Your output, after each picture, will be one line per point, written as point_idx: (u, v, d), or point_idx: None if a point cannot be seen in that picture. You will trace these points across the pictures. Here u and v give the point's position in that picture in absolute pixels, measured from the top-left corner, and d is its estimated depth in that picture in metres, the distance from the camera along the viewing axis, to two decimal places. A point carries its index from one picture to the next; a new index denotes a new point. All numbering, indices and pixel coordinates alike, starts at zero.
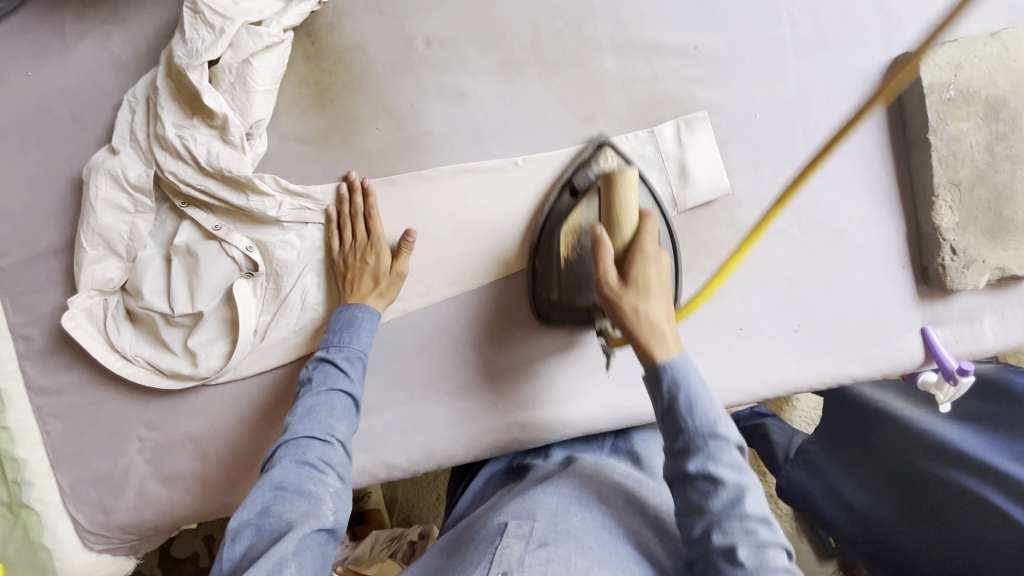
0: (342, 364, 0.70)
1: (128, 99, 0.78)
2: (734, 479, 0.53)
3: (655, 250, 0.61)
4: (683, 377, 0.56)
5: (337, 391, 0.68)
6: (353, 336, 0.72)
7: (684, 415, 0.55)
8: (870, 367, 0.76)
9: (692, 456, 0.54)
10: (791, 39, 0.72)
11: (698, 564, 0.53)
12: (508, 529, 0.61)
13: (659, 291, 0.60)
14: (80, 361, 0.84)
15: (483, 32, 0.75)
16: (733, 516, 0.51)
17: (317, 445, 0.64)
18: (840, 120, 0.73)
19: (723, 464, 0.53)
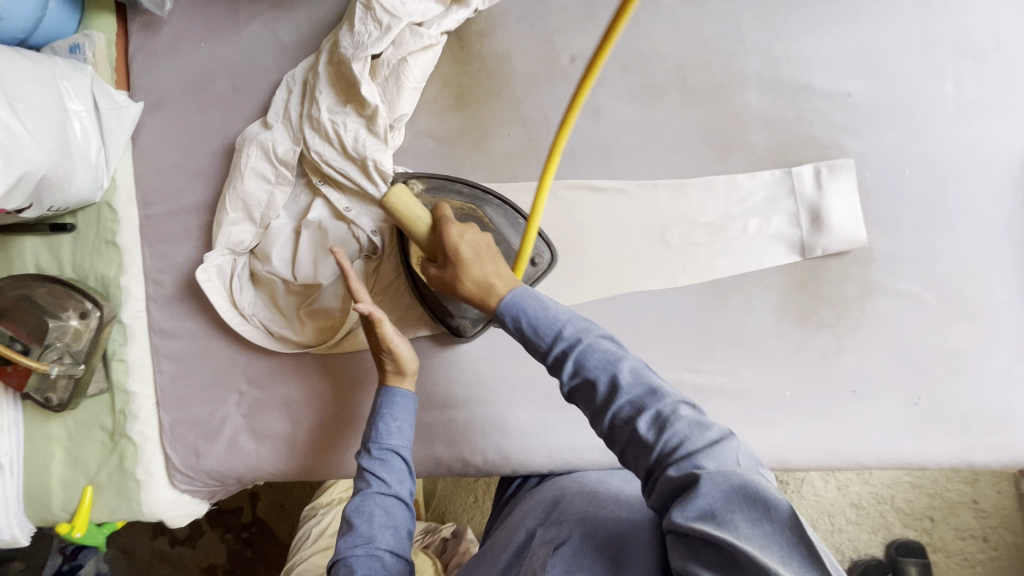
0: (374, 466, 0.70)
1: (287, 79, 0.84)
2: (603, 368, 0.54)
3: (460, 252, 0.65)
4: (520, 308, 0.60)
5: (373, 495, 0.69)
6: (376, 433, 0.72)
7: (534, 337, 0.58)
8: (992, 456, 0.71)
9: (564, 360, 0.56)
10: (954, 99, 0.69)
11: (648, 478, 0.51)
12: (537, 535, 0.63)
13: (477, 257, 0.65)
14: (200, 311, 0.91)
15: (629, 55, 0.76)
16: (626, 397, 0.53)
17: (365, 557, 0.65)
18: (998, 187, 0.69)
19: (593, 355, 0.55)
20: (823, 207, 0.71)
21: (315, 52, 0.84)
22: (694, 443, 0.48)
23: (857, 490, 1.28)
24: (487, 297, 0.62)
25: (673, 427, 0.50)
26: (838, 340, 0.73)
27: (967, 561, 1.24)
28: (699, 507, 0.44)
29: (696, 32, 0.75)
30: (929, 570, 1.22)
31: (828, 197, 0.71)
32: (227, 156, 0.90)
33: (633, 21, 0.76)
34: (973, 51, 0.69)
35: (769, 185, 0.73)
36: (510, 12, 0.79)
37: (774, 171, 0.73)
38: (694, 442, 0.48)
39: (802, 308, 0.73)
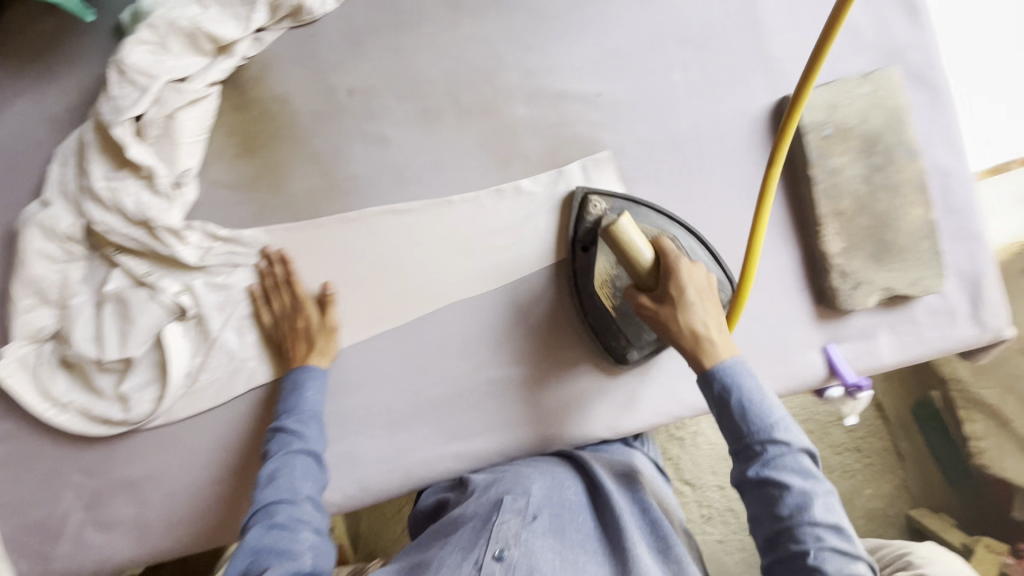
0: (294, 427, 0.73)
1: (60, 152, 0.80)
2: (800, 483, 0.59)
3: (689, 297, 0.67)
4: (733, 381, 0.65)
5: (295, 453, 0.71)
6: (300, 398, 0.75)
7: (742, 421, 0.63)
8: (779, 385, 0.80)
9: (753, 462, 0.62)
10: (683, 85, 0.78)
11: (776, 562, 0.60)
12: (506, 503, 0.71)
13: (704, 303, 0.67)
14: (13, 409, 0.84)
15: (401, 82, 0.80)
16: (804, 521, 0.58)
17: (285, 506, 0.67)
18: (734, 155, 0.79)
19: (783, 464, 0.60)
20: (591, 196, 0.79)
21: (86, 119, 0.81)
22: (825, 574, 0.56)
23: None
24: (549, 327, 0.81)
25: (807, 506, 0.59)
26: None
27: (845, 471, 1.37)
28: None
29: (458, 54, 0.79)
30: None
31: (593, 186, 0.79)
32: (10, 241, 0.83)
33: (398, 50, 0.80)
34: (693, 39, 0.78)
35: (544, 185, 0.80)
36: (280, 55, 0.80)
37: (546, 172, 0.80)
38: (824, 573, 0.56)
39: (598, 289, 0.81)
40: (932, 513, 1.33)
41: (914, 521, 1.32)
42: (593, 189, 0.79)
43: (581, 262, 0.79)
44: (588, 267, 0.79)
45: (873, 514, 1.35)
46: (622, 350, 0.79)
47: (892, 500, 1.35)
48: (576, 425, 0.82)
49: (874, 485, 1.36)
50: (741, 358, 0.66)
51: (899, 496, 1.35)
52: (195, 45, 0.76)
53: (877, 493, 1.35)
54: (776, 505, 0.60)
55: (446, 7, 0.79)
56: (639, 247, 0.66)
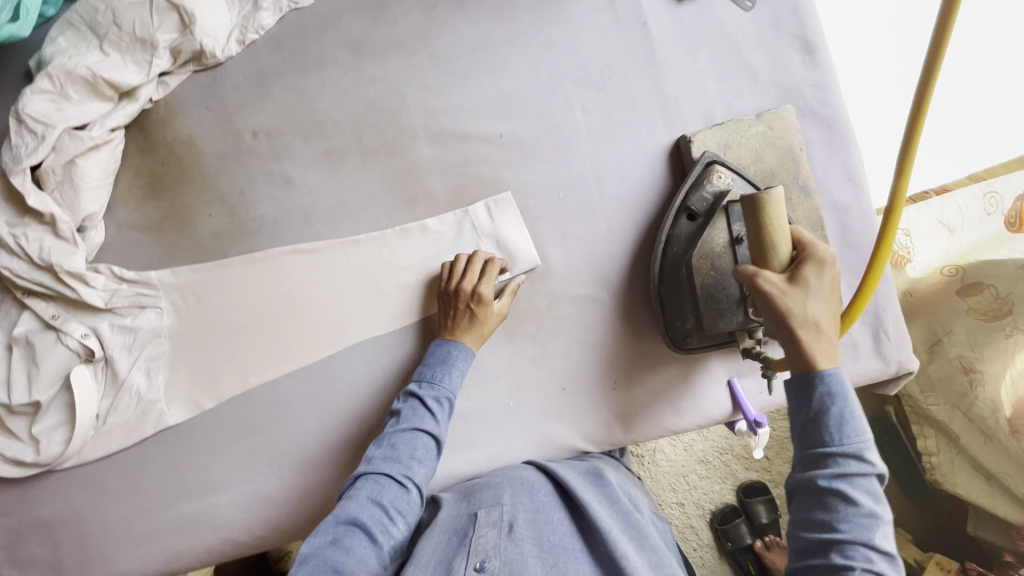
0: (431, 403, 0.71)
1: None
2: (869, 504, 0.52)
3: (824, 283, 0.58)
4: (838, 385, 0.55)
5: (421, 430, 0.70)
6: (447, 372, 0.73)
7: (832, 430, 0.54)
8: (687, 420, 0.81)
9: (821, 470, 0.53)
10: (584, 124, 0.79)
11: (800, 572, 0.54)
12: (478, 518, 0.69)
13: (829, 296, 0.58)
14: None
15: (306, 123, 0.81)
16: (858, 540, 0.51)
17: (392, 485, 0.66)
18: (635, 193, 0.79)
19: (863, 481, 0.53)
20: (495, 233, 0.80)
21: None
22: None
23: (702, 446, 1.40)
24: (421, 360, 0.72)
25: (859, 523, 0.51)
26: (540, 346, 0.81)
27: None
28: None
29: (362, 96, 0.80)
30: (774, 503, 1.36)
31: (499, 224, 0.80)
32: None
33: (302, 93, 0.80)
34: (591, 80, 0.78)
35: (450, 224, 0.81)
36: (185, 98, 0.81)
37: (453, 212, 0.80)
38: None
39: (504, 326, 0.82)
40: None
41: None
42: (720, 159, 0.75)
43: (685, 229, 0.75)
44: (695, 236, 0.73)
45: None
46: (686, 330, 0.75)
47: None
48: (485, 464, 0.82)
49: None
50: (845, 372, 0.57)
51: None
52: (95, 91, 0.76)
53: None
54: (824, 515, 0.52)
55: (349, 51, 0.80)
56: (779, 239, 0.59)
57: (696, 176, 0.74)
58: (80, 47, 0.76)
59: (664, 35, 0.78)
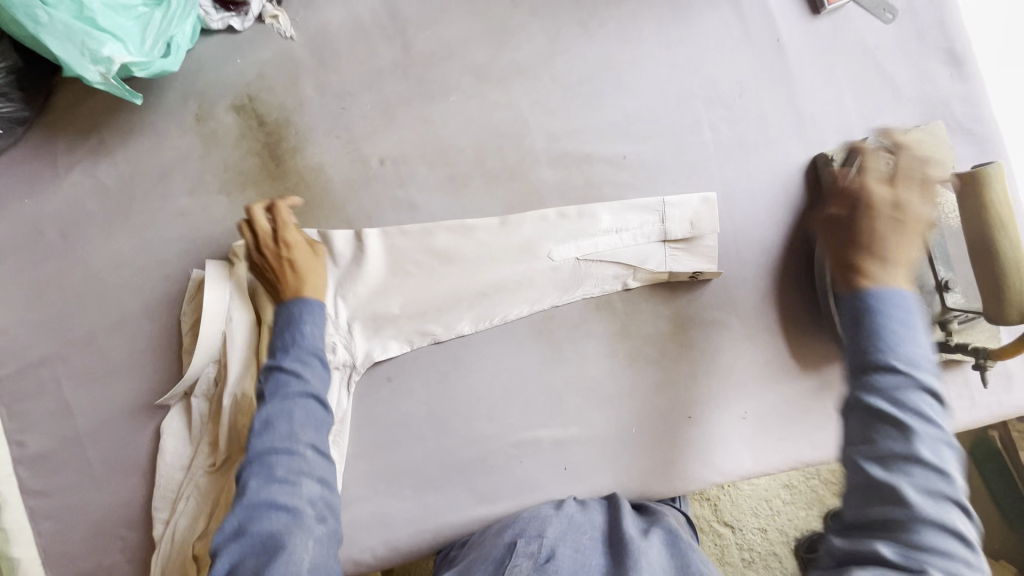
0: (293, 367, 0.70)
1: (134, 223, 0.87)
2: (926, 411, 0.52)
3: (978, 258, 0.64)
4: (893, 309, 0.56)
5: (294, 395, 0.68)
6: (275, 426, 0.66)
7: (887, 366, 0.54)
8: (824, 452, 0.77)
9: (876, 375, 0.55)
10: (714, 144, 0.77)
11: (860, 489, 0.53)
12: (518, 547, 0.68)
13: (900, 180, 0.63)
14: (72, 463, 0.88)
15: (430, 150, 0.82)
16: (916, 451, 0.51)
17: (284, 457, 0.65)
18: (765, 213, 0.77)
19: (899, 391, 0.53)
20: (678, 244, 0.77)
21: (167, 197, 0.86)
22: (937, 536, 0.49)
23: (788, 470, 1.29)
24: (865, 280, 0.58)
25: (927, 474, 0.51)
26: (665, 373, 0.79)
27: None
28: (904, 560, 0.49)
29: (485, 121, 0.81)
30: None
31: (694, 225, 0.76)
32: (69, 306, 0.88)
33: (427, 119, 0.82)
34: (722, 98, 0.77)
35: (643, 241, 0.77)
36: (315, 127, 0.83)
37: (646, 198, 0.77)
38: (936, 533, 0.49)
39: (627, 351, 0.79)
40: None
41: None
42: (883, 146, 0.72)
43: None
44: None
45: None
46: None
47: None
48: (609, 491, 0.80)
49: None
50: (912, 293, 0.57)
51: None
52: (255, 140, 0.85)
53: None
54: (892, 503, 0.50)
55: (473, 76, 0.81)
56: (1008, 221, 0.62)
57: (861, 163, 0.71)
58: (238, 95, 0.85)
59: (796, 55, 0.77)
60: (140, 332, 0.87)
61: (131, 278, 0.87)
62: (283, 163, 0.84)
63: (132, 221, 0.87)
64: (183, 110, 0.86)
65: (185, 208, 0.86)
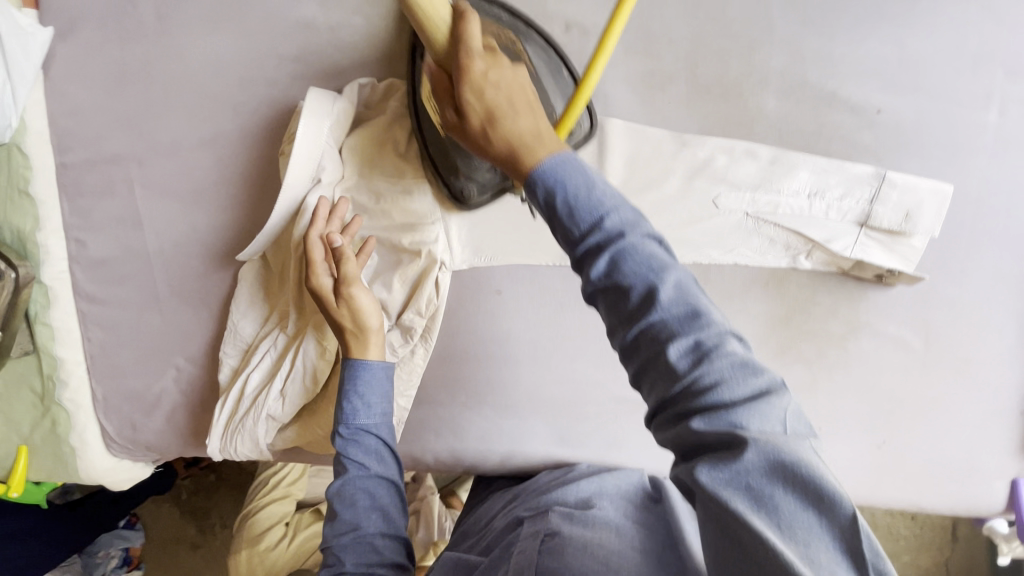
0: (350, 452, 0.62)
1: (246, 22, 0.71)
2: (670, 284, 0.38)
3: (480, 49, 0.48)
4: (558, 174, 0.41)
5: (354, 482, 0.61)
6: (350, 504, 0.60)
7: (567, 223, 0.40)
8: (943, 503, 0.71)
9: (664, 382, 0.37)
10: (994, 130, 0.60)
11: (639, 377, 0.39)
12: (524, 529, 0.58)
13: (511, 102, 0.46)
14: (134, 278, 0.80)
15: (632, 31, 0.64)
16: (688, 326, 0.37)
17: (359, 543, 0.59)
18: (1014, 234, 0.62)
19: (636, 257, 0.38)
20: (879, 234, 0.63)
21: (291, 0, 0.69)
22: (726, 401, 0.35)
23: None
24: (522, 149, 0.44)
25: (720, 357, 0.36)
26: (812, 375, 0.68)
27: (890, 532, 1.27)
28: (721, 471, 0.34)
29: (715, 14, 0.62)
30: None
31: (909, 217, 0.61)
32: (153, 103, 0.74)
33: None
34: None
35: (839, 219, 0.63)
36: None
37: (866, 167, 0.62)
38: (720, 369, 0.35)
39: (779, 341, 0.68)
40: None
41: None
42: None
43: None
44: None
45: None
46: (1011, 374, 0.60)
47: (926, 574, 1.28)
48: None
49: (914, 554, 1.27)
50: (568, 159, 0.41)
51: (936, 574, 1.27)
52: None
53: (913, 563, 1.27)
54: (668, 381, 0.37)
55: None
56: (433, 21, 0.47)
57: None
58: None
59: None
60: (230, 157, 0.74)
61: (230, 89, 0.72)
62: None
63: (244, 20, 0.71)
64: None
65: (311, 22, 0.69)
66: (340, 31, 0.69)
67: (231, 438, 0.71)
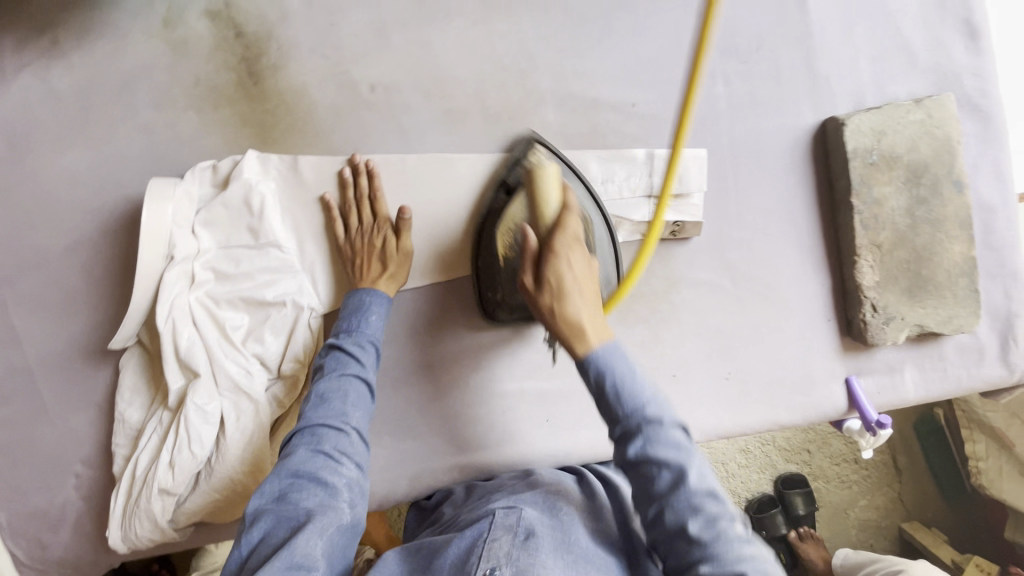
0: (352, 349, 0.68)
1: (92, 138, 0.78)
2: (675, 457, 0.54)
3: (570, 243, 0.63)
4: (609, 364, 0.59)
5: (350, 377, 0.67)
6: (337, 398, 0.65)
7: (614, 403, 0.57)
8: (799, 416, 0.79)
9: (631, 441, 0.56)
10: (725, 99, 0.74)
11: (659, 543, 0.56)
12: (496, 518, 0.58)
13: (578, 285, 0.62)
14: (18, 396, 0.81)
15: (427, 80, 0.76)
16: (681, 493, 0.53)
17: (333, 434, 0.63)
18: (769, 176, 0.75)
19: (661, 446, 0.55)
20: (666, 200, 0.74)
21: (130, 111, 0.78)
22: (724, 551, 0.51)
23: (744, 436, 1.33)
24: (575, 340, 0.61)
25: (721, 542, 0.52)
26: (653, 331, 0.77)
27: (842, 482, 1.33)
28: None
29: (488, 53, 0.75)
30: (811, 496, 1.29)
31: (683, 182, 0.74)
32: (12, 225, 0.79)
33: (425, 45, 0.75)
34: (737, 50, 0.74)
35: (630, 195, 0.74)
36: (300, 43, 0.76)
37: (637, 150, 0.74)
38: (723, 549, 0.51)
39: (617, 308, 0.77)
40: (924, 526, 1.33)
41: (906, 534, 1.32)
42: (890, 114, 0.72)
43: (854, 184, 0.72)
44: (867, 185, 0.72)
45: (865, 524, 1.34)
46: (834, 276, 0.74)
47: (884, 513, 1.34)
48: (588, 444, 0.81)
49: (869, 497, 1.34)
50: (620, 344, 0.61)
51: (893, 510, 1.34)
52: (235, 55, 0.76)
53: (871, 506, 1.34)
54: (671, 526, 0.54)
55: (478, 2, 0.75)
56: (546, 191, 0.64)
57: (864, 127, 0.72)
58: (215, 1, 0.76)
59: (816, 12, 0.74)
60: (98, 258, 0.79)
61: (86, 198, 0.79)
62: (264, 80, 0.76)
63: (89, 136, 0.78)
64: (150, 11, 0.77)
65: (150, 124, 0.77)
66: (179, 128, 0.77)
67: (129, 525, 0.72)
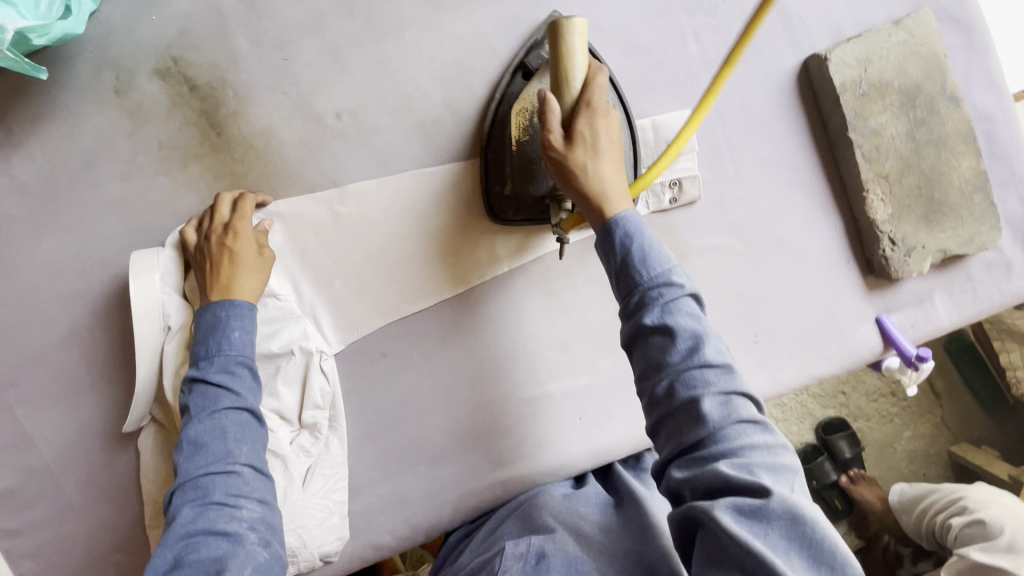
0: (217, 378, 0.63)
1: (64, 222, 0.75)
2: (690, 327, 0.53)
3: (606, 106, 0.60)
4: (635, 230, 0.57)
5: (226, 412, 0.62)
6: (216, 439, 0.61)
7: (637, 267, 0.56)
8: (836, 365, 0.76)
9: (647, 311, 0.54)
10: (699, 58, 0.72)
11: (661, 419, 0.54)
12: (507, 550, 0.65)
13: (604, 147, 0.60)
14: (39, 497, 0.78)
15: (393, 98, 0.73)
16: (692, 364, 0.52)
17: (220, 479, 0.60)
18: (760, 127, 0.73)
19: (679, 313, 0.54)
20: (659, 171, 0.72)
21: (97, 187, 0.75)
22: (731, 432, 0.50)
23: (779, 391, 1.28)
24: (600, 202, 0.59)
25: (733, 438, 0.50)
26: None
27: (881, 417, 1.30)
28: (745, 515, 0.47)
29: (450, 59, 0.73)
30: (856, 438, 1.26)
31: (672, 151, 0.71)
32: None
33: (384, 62, 0.73)
34: (702, 6, 0.72)
35: None
36: (256, 85, 0.73)
37: None
38: (729, 428, 0.51)
39: None
40: (974, 446, 1.30)
41: (956, 457, 1.29)
42: (872, 40, 0.69)
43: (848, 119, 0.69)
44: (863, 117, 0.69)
45: (913, 455, 1.31)
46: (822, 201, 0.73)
47: (928, 439, 1.31)
48: (626, 433, 0.79)
49: (912, 426, 1.30)
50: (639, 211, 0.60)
51: (938, 435, 1.31)
52: (193, 110, 0.74)
53: (915, 434, 1.31)
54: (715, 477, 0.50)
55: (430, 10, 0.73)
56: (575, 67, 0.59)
57: (848, 58, 0.69)
58: (161, 58, 0.74)
59: None
60: (97, 341, 0.78)
61: (72, 284, 0.76)
62: (228, 130, 0.74)
63: (61, 220, 0.75)
64: (97, 81, 0.74)
65: (122, 198, 0.75)
66: (151, 195, 0.75)
67: None
